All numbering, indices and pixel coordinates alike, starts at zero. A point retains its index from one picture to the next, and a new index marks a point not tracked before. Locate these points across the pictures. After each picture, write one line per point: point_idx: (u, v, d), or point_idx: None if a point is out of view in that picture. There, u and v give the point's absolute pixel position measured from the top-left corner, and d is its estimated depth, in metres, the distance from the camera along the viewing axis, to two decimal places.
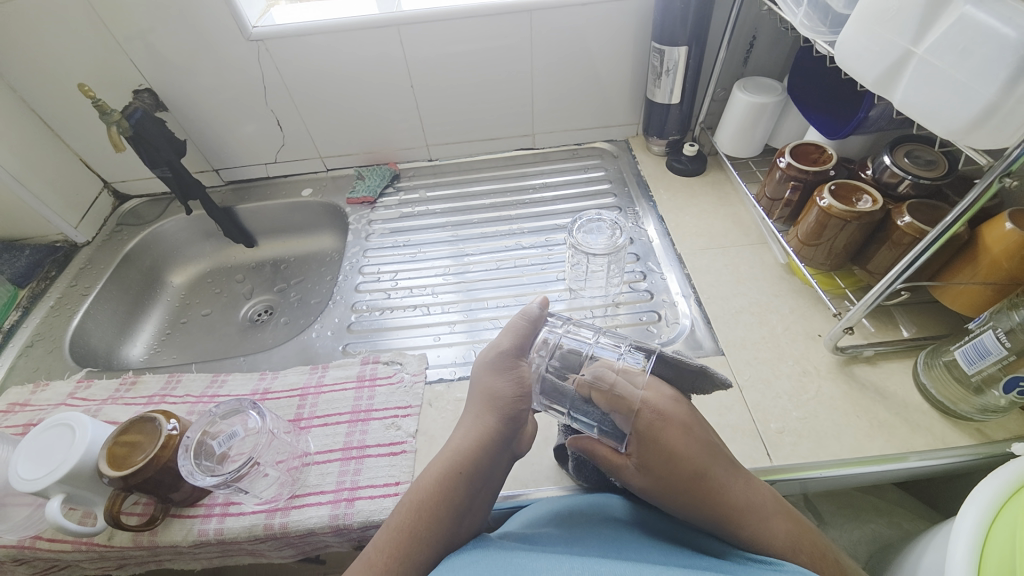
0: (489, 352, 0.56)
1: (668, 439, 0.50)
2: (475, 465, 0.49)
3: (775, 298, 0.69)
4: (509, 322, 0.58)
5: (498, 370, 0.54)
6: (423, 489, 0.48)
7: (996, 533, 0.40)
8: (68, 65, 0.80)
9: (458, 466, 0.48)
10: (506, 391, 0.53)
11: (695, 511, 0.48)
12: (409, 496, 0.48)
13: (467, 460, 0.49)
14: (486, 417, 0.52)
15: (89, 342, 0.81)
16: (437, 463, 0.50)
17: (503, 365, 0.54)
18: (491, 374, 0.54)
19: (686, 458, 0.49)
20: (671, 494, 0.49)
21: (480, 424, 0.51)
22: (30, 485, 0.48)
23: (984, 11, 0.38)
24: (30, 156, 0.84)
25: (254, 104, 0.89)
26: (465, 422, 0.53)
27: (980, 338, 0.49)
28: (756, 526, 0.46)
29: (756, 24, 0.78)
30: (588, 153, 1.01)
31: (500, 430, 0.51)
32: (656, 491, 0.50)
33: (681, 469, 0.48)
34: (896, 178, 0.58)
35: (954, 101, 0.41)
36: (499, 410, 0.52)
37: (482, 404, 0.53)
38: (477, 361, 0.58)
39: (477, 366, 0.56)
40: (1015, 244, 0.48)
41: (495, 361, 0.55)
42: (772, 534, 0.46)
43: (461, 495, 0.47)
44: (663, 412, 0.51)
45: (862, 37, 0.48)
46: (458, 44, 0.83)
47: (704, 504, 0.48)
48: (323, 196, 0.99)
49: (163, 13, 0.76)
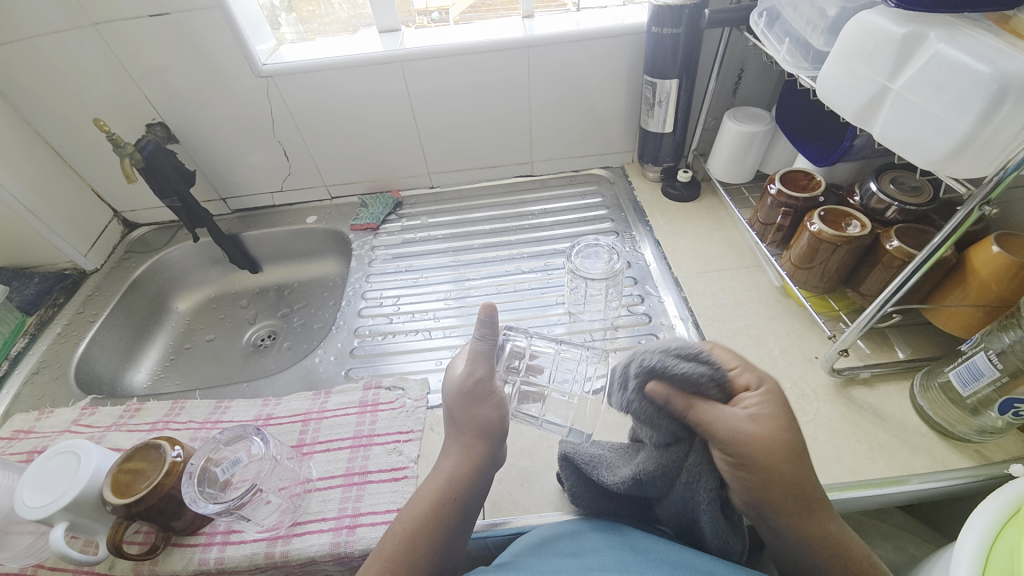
0: (463, 381, 0.53)
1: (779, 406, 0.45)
2: (464, 495, 0.48)
3: (771, 320, 0.70)
4: (472, 347, 0.54)
5: (476, 400, 0.52)
6: (414, 521, 0.47)
7: (996, 555, 0.40)
8: (85, 101, 0.84)
9: (447, 496, 0.48)
10: (490, 415, 0.51)
11: (787, 487, 0.41)
12: (399, 526, 0.47)
13: (457, 490, 0.48)
14: (473, 446, 0.50)
15: (94, 368, 0.82)
16: (425, 493, 0.49)
17: (479, 394, 0.52)
18: (469, 404, 0.51)
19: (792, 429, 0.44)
20: (772, 461, 0.41)
21: (467, 452, 0.50)
22: (34, 514, 0.48)
23: (955, 50, 0.41)
24: (44, 187, 0.86)
25: (262, 136, 0.92)
26: (449, 450, 0.51)
27: (972, 359, 0.50)
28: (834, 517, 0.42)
29: (743, 58, 0.82)
30: (585, 180, 1.03)
31: (487, 458, 0.50)
32: (768, 455, 0.41)
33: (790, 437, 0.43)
34: (883, 205, 0.60)
35: (931, 133, 0.43)
36: (485, 438, 0.50)
37: (465, 434, 0.51)
38: (449, 388, 0.54)
39: (453, 394, 0.53)
40: (1002, 266, 0.49)
41: (471, 390, 0.52)
42: (846, 532, 0.42)
43: (452, 524, 0.47)
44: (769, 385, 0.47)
45: (842, 73, 0.51)
46: (459, 76, 0.87)
47: (798, 481, 0.41)
48: (327, 223, 1.01)
49: (178, 52, 0.79)
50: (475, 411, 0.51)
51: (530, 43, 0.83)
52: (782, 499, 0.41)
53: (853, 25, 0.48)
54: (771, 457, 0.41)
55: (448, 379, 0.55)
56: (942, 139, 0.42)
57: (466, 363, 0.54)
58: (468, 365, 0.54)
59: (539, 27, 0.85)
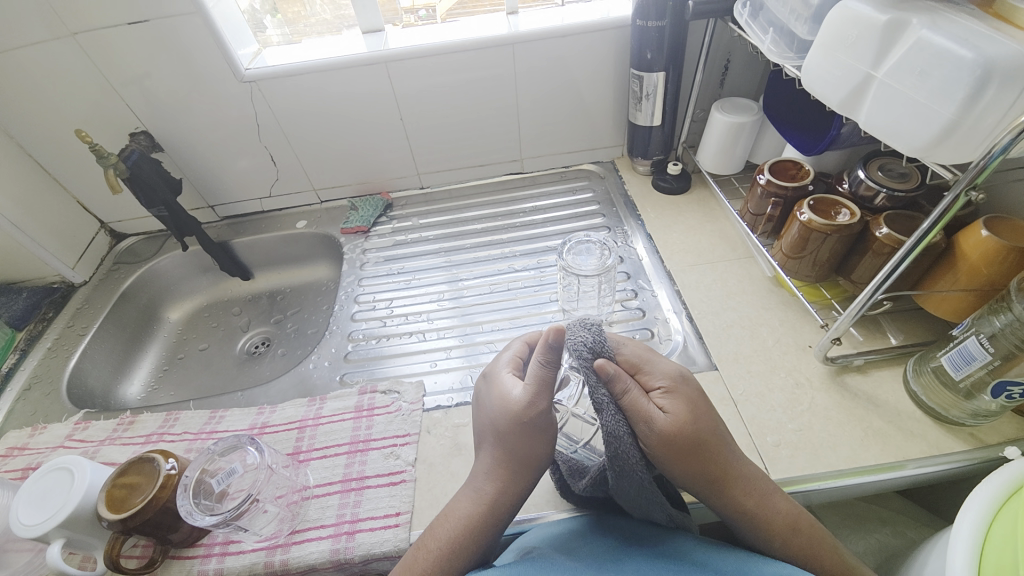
0: (524, 411, 0.47)
1: (692, 397, 0.47)
2: (501, 519, 0.48)
3: (764, 311, 0.70)
4: (535, 373, 0.48)
5: (532, 433, 0.47)
6: (448, 541, 0.46)
7: (994, 536, 0.41)
8: (66, 112, 0.83)
9: (484, 520, 0.47)
10: (538, 453, 0.48)
11: (699, 474, 0.45)
12: (433, 542, 0.47)
13: (495, 514, 0.48)
14: (520, 476, 0.48)
15: (87, 382, 0.81)
16: (460, 512, 0.48)
17: (535, 429, 0.47)
18: (524, 435, 0.47)
19: (706, 415, 0.47)
20: (686, 445, 0.44)
21: (512, 481, 0.48)
22: (29, 532, 0.48)
23: (938, 35, 0.40)
24: (28, 201, 0.85)
25: (247, 141, 0.91)
26: (491, 473, 0.49)
27: (964, 344, 0.50)
28: (758, 491, 0.46)
29: (729, 49, 0.82)
30: (576, 176, 1.03)
31: (529, 487, 0.49)
32: (677, 446, 0.44)
33: (704, 420, 0.46)
34: (872, 192, 0.59)
35: (915, 120, 0.43)
36: (534, 470, 0.48)
37: (511, 462, 0.48)
38: (500, 410, 0.49)
39: (505, 420, 0.48)
40: (991, 250, 0.49)
41: (529, 424, 0.47)
42: (773, 505, 0.45)
43: (483, 543, 0.47)
44: (681, 377, 0.49)
45: (826, 62, 0.50)
46: (446, 74, 0.86)
47: (712, 462, 0.45)
48: (318, 227, 1.00)
49: (157, 58, 0.78)
50: (528, 443, 0.48)
51: (515, 40, 0.83)
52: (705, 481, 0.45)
53: (836, 13, 0.48)
54: (684, 445, 0.44)
55: (497, 399, 0.50)
56: (928, 125, 0.42)
57: (526, 391, 0.48)
58: (528, 392, 0.48)
59: (524, 23, 0.85)
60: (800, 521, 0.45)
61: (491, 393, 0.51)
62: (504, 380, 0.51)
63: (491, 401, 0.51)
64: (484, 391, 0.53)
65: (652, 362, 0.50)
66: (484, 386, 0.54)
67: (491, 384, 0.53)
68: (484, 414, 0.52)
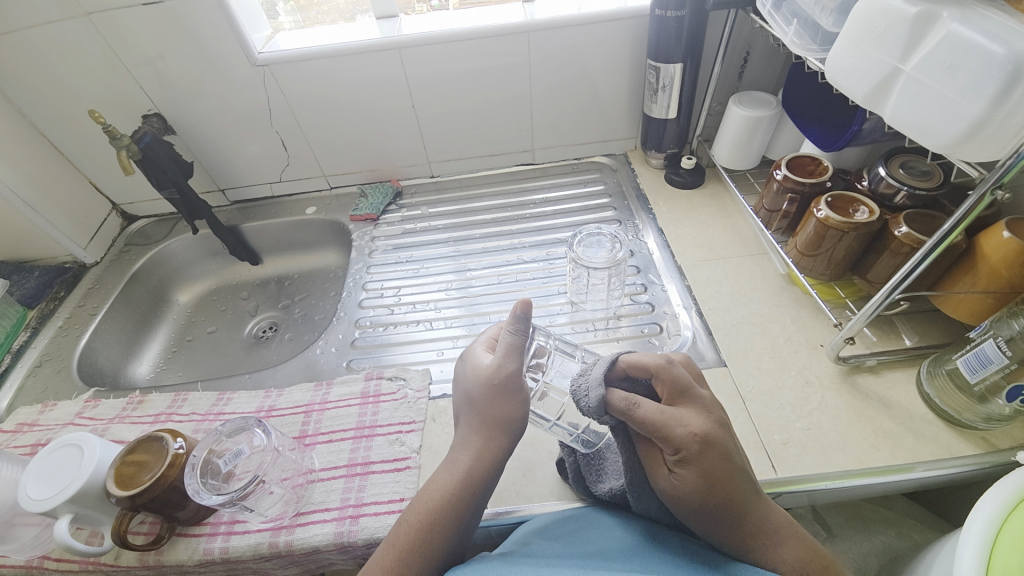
0: (493, 374, 0.48)
1: (713, 465, 0.41)
2: (481, 488, 0.47)
3: (776, 308, 0.69)
4: (504, 342, 0.50)
5: (505, 394, 0.48)
6: (428, 513, 0.45)
7: (1005, 540, 0.40)
8: (79, 92, 0.83)
9: (464, 490, 0.46)
10: (512, 411, 0.48)
11: (715, 531, 0.42)
12: (414, 516, 0.45)
13: (474, 482, 0.46)
14: (496, 439, 0.48)
15: (97, 361, 0.82)
16: (439, 484, 0.47)
17: (509, 389, 0.48)
18: (497, 398, 0.48)
19: (724, 481, 0.41)
20: (698, 508, 0.42)
21: (489, 446, 0.47)
22: (38, 506, 0.48)
23: (970, 28, 0.39)
24: (41, 180, 0.86)
25: (259, 125, 0.91)
26: (467, 442, 0.48)
27: (981, 347, 0.49)
28: (764, 546, 0.41)
29: (749, 41, 0.80)
30: (587, 168, 1.02)
31: (507, 452, 0.48)
32: (687, 507, 0.42)
33: (719, 487, 0.41)
34: (892, 190, 0.58)
35: (942, 116, 0.42)
36: (509, 432, 0.48)
37: (487, 426, 0.48)
38: (473, 378, 0.50)
39: (478, 386, 0.49)
40: (1013, 252, 0.48)
41: (502, 384, 0.48)
42: (780, 557, 0.41)
43: (465, 514, 0.45)
44: (707, 437, 0.41)
45: (851, 54, 0.49)
46: (459, 62, 0.85)
47: (718, 521, 0.42)
48: (327, 213, 1.00)
49: (171, 39, 0.78)
50: (501, 404, 0.48)
51: (530, 29, 0.82)
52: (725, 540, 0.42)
53: (864, 4, 0.46)
54: (695, 509, 0.42)
55: (471, 369, 0.51)
56: (955, 122, 0.41)
57: (496, 356, 0.49)
58: (498, 357, 0.49)
59: (539, 11, 0.83)
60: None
61: (464, 367, 0.53)
62: (475, 354, 0.53)
63: (465, 373, 0.52)
64: (459, 369, 0.54)
65: (674, 421, 0.42)
66: (460, 365, 0.55)
67: (465, 360, 0.54)
68: (460, 388, 0.52)
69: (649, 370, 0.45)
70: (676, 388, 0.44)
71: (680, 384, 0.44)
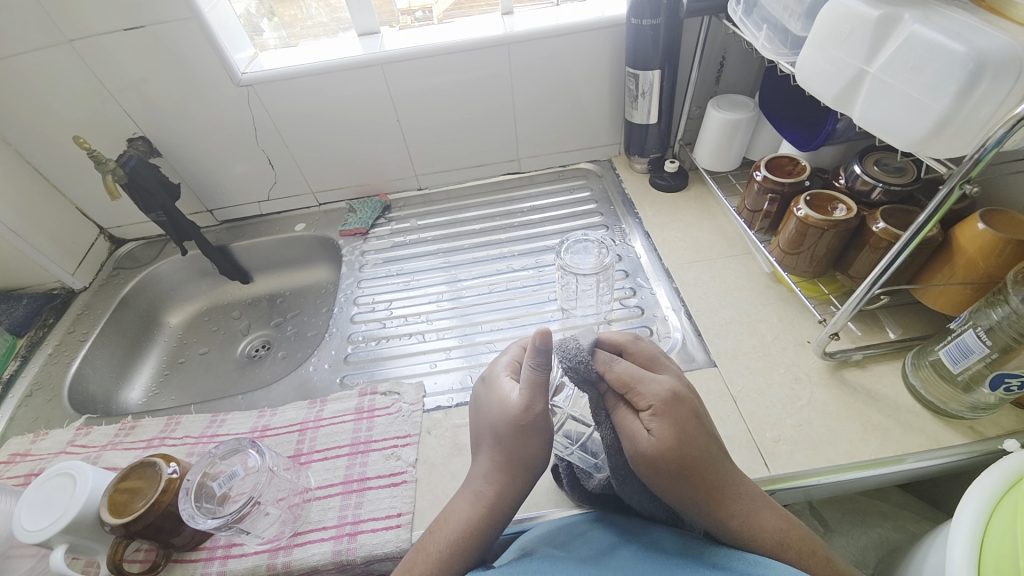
0: (520, 414, 0.47)
1: (684, 418, 0.42)
2: (499, 522, 0.47)
3: (763, 307, 0.70)
4: (526, 377, 0.48)
5: (530, 433, 0.47)
6: (447, 546, 0.45)
7: (994, 525, 0.41)
8: (63, 118, 0.83)
9: (483, 524, 0.46)
10: (533, 451, 0.48)
11: (692, 494, 0.41)
12: (432, 546, 0.46)
13: (494, 517, 0.47)
14: (518, 477, 0.48)
15: (87, 388, 0.81)
16: (458, 516, 0.47)
17: (534, 428, 0.47)
18: (522, 437, 0.47)
19: (699, 438, 0.42)
20: (676, 465, 0.41)
21: (511, 483, 0.48)
22: (32, 537, 0.48)
23: (930, 29, 0.40)
24: (27, 208, 0.85)
25: (245, 145, 0.91)
26: (489, 475, 0.49)
27: (962, 337, 0.50)
28: (744, 510, 0.42)
29: (724, 46, 0.82)
30: (573, 175, 1.03)
31: (527, 488, 0.49)
32: (664, 466, 0.41)
33: (692, 444, 0.41)
34: (868, 186, 0.60)
35: (908, 114, 0.43)
36: (531, 470, 0.48)
37: (509, 462, 0.48)
38: (498, 413, 0.49)
39: (503, 423, 0.48)
40: (988, 242, 0.49)
41: (528, 424, 0.47)
42: (761, 523, 0.42)
43: (481, 549, 0.46)
44: (677, 393, 0.44)
45: (820, 58, 0.50)
46: (443, 75, 0.86)
47: (700, 482, 0.41)
48: (316, 229, 1.00)
49: (153, 62, 0.78)
50: (526, 444, 0.47)
51: (510, 41, 0.83)
52: (702, 502, 0.42)
53: (828, 9, 0.48)
54: (671, 466, 0.40)
55: (496, 402, 0.50)
56: (921, 119, 0.42)
57: (522, 393, 0.48)
58: (525, 395, 0.48)
59: (519, 23, 0.85)
60: (789, 546, 0.41)
61: (489, 396, 0.52)
62: (501, 384, 0.52)
63: (489, 402, 0.51)
64: (482, 394, 0.53)
65: (647, 377, 0.44)
66: (482, 389, 0.54)
67: (489, 386, 0.53)
68: (482, 415, 0.52)
69: (621, 345, 0.50)
70: (647, 359, 0.49)
71: (648, 354, 0.49)
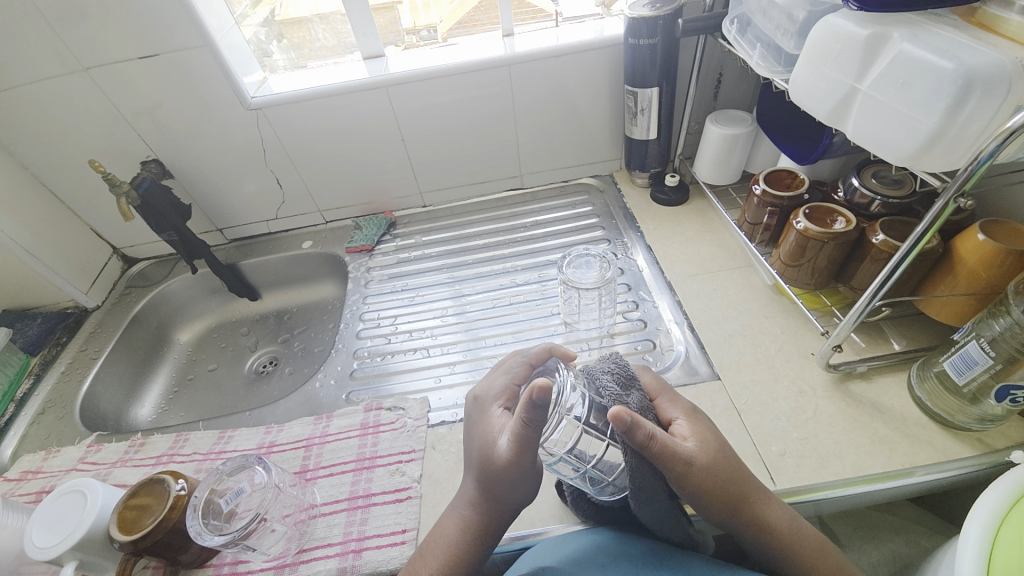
0: (504, 464, 0.45)
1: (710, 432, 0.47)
2: (488, 544, 0.48)
3: (765, 319, 0.70)
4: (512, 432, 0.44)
5: (514, 478, 0.46)
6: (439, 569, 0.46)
7: (1003, 538, 0.40)
8: (80, 143, 0.86)
9: (473, 547, 0.47)
10: (517, 489, 0.47)
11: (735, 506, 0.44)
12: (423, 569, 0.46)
13: (482, 541, 0.47)
14: (506, 506, 0.48)
15: (98, 406, 0.82)
16: (450, 539, 0.48)
17: (518, 476, 0.46)
18: (506, 479, 0.46)
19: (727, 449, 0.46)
20: (718, 475, 0.44)
21: (498, 510, 0.48)
22: (43, 554, 0.49)
23: (919, 48, 0.41)
24: (42, 230, 0.88)
25: (254, 165, 0.94)
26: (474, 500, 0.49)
27: (965, 348, 0.50)
28: (786, 519, 0.44)
29: (721, 64, 0.84)
30: (575, 190, 1.05)
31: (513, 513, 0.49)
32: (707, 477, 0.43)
33: (725, 454, 0.46)
34: (867, 199, 0.60)
35: (900, 130, 0.44)
36: (517, 502, 0.48)
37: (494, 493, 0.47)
38: (484, 456, 0.47)
39: (487, 464, 0.47)
40: (989, 254, 0.49)
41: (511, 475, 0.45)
42: (801, 535, 0.44)
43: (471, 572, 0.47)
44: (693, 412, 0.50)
45: (811, 75, 0.52)
46: (446, 95, 0.88)
47: (739, 493, 0.44)
48: (323, 247, 1.02)
49: (166, 88, 0.81)
50: (511, 484, 0.46)
51: (511, 62, 0.85)
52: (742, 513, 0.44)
53: (817, 30, 0.49)
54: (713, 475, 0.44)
55: (483, 441, 0.48)
56: (912, 136, 0.43)
57: (507, 445, 0.45)
58: (510, 448, 0.45)
59: (519, 45, 0.87)
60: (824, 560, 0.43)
61: (479, 429, 0.50)
62: (493, 420, 0.50)
63: (478, 440, 0.49)
64: (474, 420, 0.52)
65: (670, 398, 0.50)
66: (476, 412, 0.53)
67: (482, 419, 0.51)
68: (472, 443, 0.51)
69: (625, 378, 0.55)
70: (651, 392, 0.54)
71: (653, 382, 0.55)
